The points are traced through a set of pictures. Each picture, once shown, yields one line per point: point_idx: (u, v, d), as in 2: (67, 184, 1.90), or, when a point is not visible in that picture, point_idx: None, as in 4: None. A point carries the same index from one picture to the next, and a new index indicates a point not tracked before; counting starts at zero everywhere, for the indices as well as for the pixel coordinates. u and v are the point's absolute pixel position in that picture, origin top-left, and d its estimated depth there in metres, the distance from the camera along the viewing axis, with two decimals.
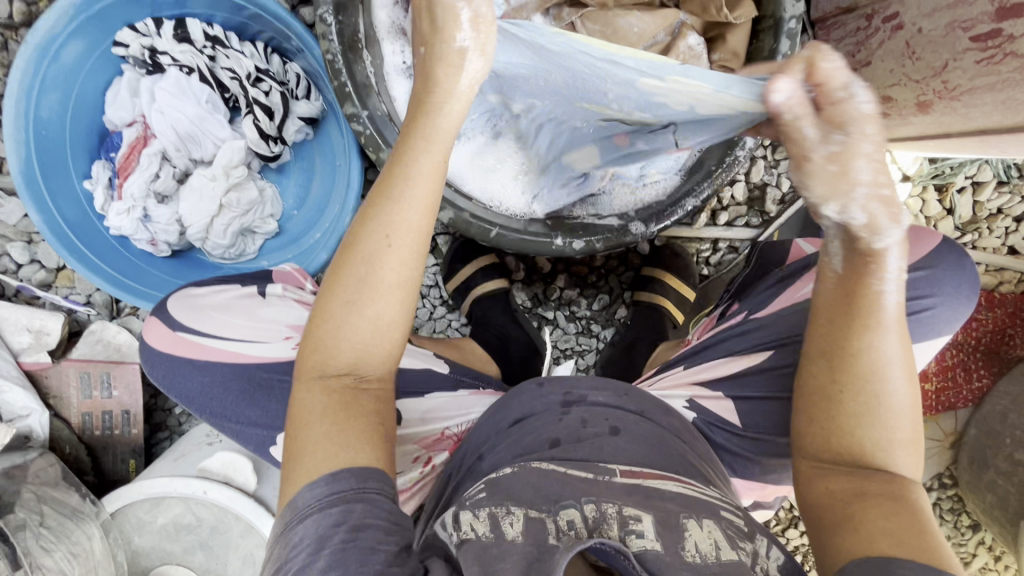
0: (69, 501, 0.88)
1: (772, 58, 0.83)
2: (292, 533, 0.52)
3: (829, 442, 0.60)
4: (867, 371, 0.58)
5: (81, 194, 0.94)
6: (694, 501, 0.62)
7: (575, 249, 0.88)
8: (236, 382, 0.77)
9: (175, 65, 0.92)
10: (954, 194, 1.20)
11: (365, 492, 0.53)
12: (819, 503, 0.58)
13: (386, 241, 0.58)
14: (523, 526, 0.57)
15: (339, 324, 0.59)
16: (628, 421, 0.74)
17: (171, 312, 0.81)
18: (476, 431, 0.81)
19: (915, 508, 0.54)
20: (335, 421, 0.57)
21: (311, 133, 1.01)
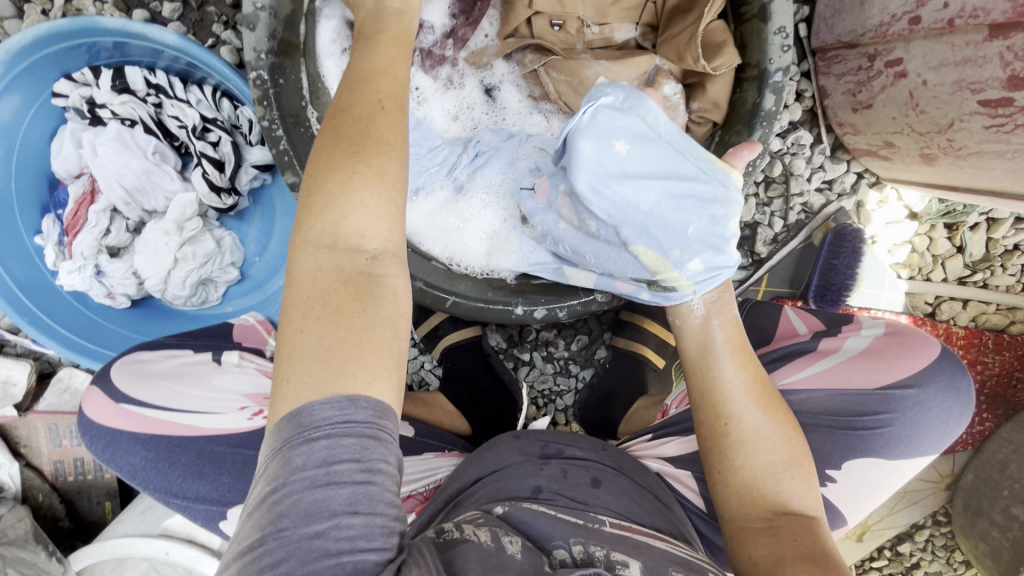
0: (35, 560, 0.89)
1: (755, 115, 0.75)
2: (294, 456, 0.42)
3: (738, 509, 0.63)
4: (743, 439, 0.65)
5: (33, 250, 0.91)
6: (682, 557, 0.61)
7: (535, 317, 0.83)
8: (183, 457, 0.73)
9: (116, 118, 0.87)
10: (966, 231, 1.09)
11: (382, 428, 0.44)
12: (745, 574, 0.59)
13: (381, 106, 0.50)
14: (522, 545, 0.54)
15: (346, 179, 0.47)
16: (606, 474, 0.76)
17: (115, 381, 0.77)
18: (451, 480, 0.79)
19: (831, 566, 0.55)
20: (343, 317, 0.45)
21: (269, 177, 0.96)
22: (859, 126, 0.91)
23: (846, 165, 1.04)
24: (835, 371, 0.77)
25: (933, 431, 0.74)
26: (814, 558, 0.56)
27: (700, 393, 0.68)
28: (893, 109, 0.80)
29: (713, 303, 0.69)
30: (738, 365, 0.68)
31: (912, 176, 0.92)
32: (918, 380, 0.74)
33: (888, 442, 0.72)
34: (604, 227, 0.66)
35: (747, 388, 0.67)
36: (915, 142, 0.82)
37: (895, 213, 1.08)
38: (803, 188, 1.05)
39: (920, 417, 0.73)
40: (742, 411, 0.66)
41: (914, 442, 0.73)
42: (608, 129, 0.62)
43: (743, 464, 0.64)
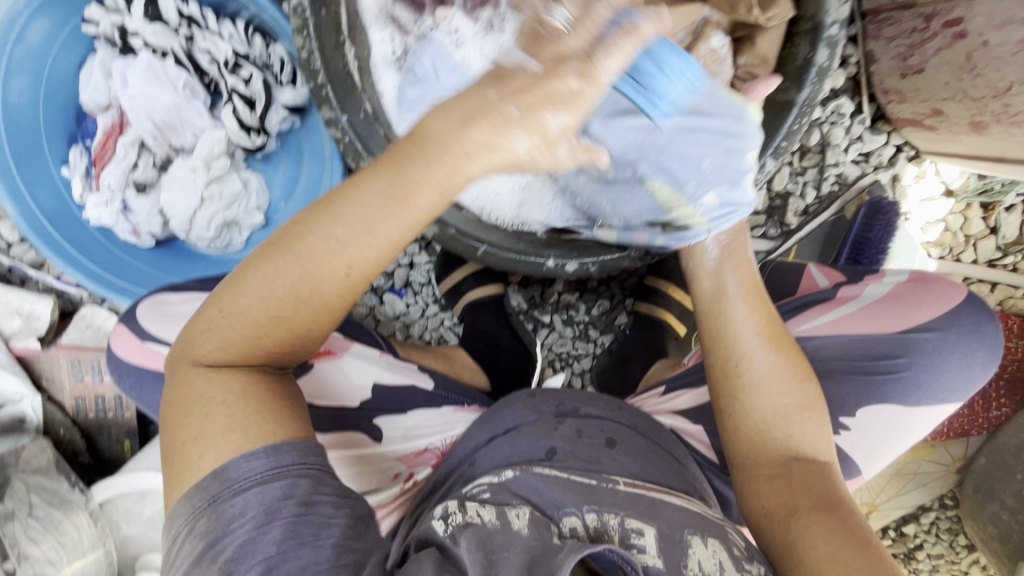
0: (58, 489, 0.89)
1: (807, 70, 0.72)
2: (226, 507, 0.45)
3: (750, 454, 0.63)
4: (755, 382, 0.64)
5: (60, 182, 0.90)
6: (700, 518, 0.59)
7: (567, 271, 0.82)
8: None
9: (147, 48, 0.86)
10: (1002, 212, 1.08)
11: (307, 466, 0.48)
12: (758, 522, 0.60)
13: (363, 232, 0.47)
14: (529, 519, 0.53)
15: (249, 313, 0.49)
16: (624, 436, 0.71)
17: (139, 320, 0.72)
18: (458, 443, 0.75)
19: (843, 514, 0.56)
20: (234, 396, 0.48)
21: (298, 120, 0.95)
22: (907, 93, 0.88)
23: (886, 137, 1.02)
24: (853, 317, 0.75)
25: (954, 381, 0.72)
26: (829, 506, 0.57)
27: (712, 339, 0.68)
28: (947, 73, 0.78)
29: (727, 245, 0.70)
30: (751, 316, 0.67)
31: (956, 148, 0.89)
32: (937, 322, 0.72)
33: (906, 388, 0.71)
34: (620, 166, 0.65)
35: (759, 334, 0.66)
36: (966, 110, 0.79)
37: (931, 189, 1.06)
38: (839, 159, 1.03)
39: (940, 363, 0.71)
40: (757, 355, 0.65)
41: (934, 388, 0.71)
42: (669, 73, 0.55)
43: (756, 411, 0.63)
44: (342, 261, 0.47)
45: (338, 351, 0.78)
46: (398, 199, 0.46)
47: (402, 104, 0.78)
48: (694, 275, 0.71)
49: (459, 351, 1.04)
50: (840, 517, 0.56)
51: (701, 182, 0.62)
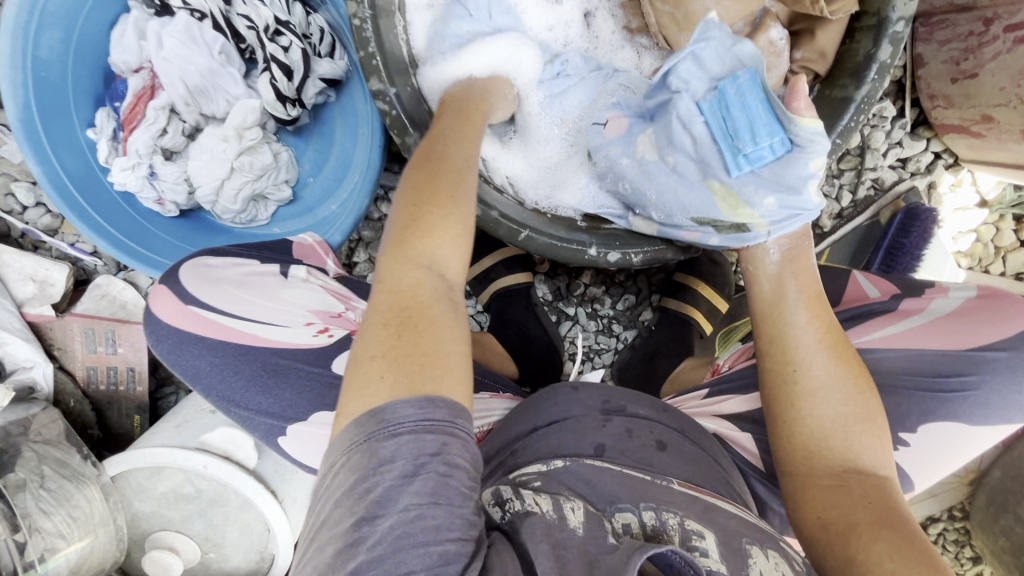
0: (70, 461, 0.87)
1: (868, 66, 0.71)
2: (380, 448, 0.41)
3: (803, 462, 0.58)
4: (815, 389, 0.60)
5: (85, 144, 0.87)
6: (755, 527, 0.54)
7: (609, 261, 0.78)
8: (248, 366, 0.67)
9: (185, 8, 0.83)
10: None
11: (456, 427, 0.42)
12: (812, 536, 0.54)
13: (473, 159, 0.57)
14: (586, 518, 0.48)
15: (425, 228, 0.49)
16: (673, 438, 0.65)
17: (182, 281, 0.71)
18: (494, 437, 0.68)
19: (910, 532, 0.50)
20: (411, 320, 0.45)
21: (333, 94, 0.93)
22: (955, 98, 0.87)
23: (926, 143, 1.01)
24: (919, 329, 0.73)
25: (1021, 401, 0.70)
26: (892, 524, 0.50)
27: (767, 338, 0.66)
28: (1003, 78, 0.77)
29: (788, 250, 0.70)
30: (814, 316, 0.65)
31: (1001, 156, 0.88)
32: (1010, 342, 0.70)
33: (974, 405, 0.69)
34: (684, 159, 0.68)
35: (820, 339, 0.63)
36: (1019, 117, 0.78)
37: (965, 198, 1.06)
38: (877, 163, 1.02)
39: (1010, 382, 0.69)
40: (812, 359, 0.62)
41: (999, 407, 0.69)
42: (710, 65, 0.67)
43: (809, 419, 0.59)
44: (457, 163, 0.56)
45: None
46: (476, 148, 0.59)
47: (444, 39, 0.74)
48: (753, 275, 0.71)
49: (489, 337, 1.02)
50: (907, 538, 0.49)
51: (762, 183, 0.65)
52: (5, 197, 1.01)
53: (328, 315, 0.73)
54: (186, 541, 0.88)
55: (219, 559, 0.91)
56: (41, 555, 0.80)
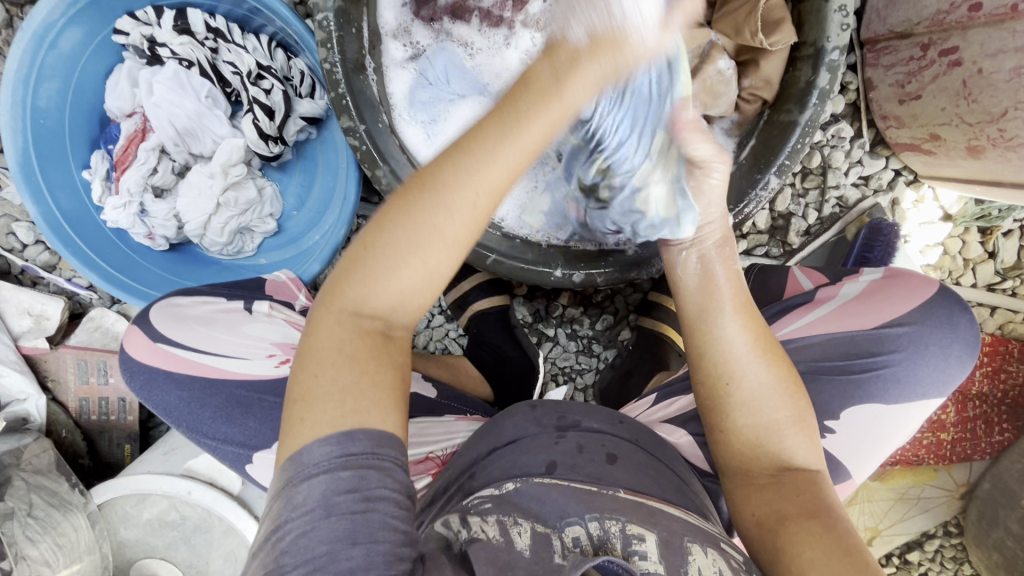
0: (59, 489, 0.89)
1: (808, 92, 0.75)
2: (296, 491, 0.45)
3: (741, 468, 0.63)
4: (746, 399, 0.62)
5: (80, 184, 0.93)
6: (698, 529, 0.59)
7: (574, 282, 0.83)
8: (213, 399, 0.69)
9: (174, 58, 0.88)
10: (999, 237, 1.09)
11: (378, 458, 0.46)
12: (749, 531, 0.59)
13: (471, 193, 0.48)
14: (531, 541, 0.53)
15: (389, 267, 0.48)
16: (624, 449, 0.71)
17: (152, 322, 0.73)
18: (460, 455, 0.74)
19: (836, 522, 0.56)
20: (361, 371, 0.48)
21: (314, 132, 0.98)
22: (904, 119, 0.92)
23: (885, 161, 1.05)
24: (833, 315, 0.76)
25: (933, 373, 0.72)
26: (818, 514, 0.56)
27: (696, 348, 0.66)
28: (943, 99, 0.81)
29: (713, 251, 0.70)
30: (746, 327, 0.65)
31: (954, 172, 0.91)
32: (910, 318, 0.74)
33: (888, 382, 0.71)
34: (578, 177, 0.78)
35: (750, 347, 0.64)
36: (963, 135, 0.82)
37: (929, 213, 1.09)
38: (840, 181, 1.05)
39: (918, 356, 0.72)
40: (746, 367, 0.63)
41: (914, 382, 0.72)
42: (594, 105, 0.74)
43: (745, 425, 0.63)
44: (472, 195, 0.48)
45: None
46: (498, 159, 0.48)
47: (413, 106, 0.85)
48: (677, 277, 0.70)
49: (463, 358, 1.03)
50: (833, 527, 0.55)
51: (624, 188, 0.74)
52: (6, 236, 1.06)
53: (290, 345, 0.74)
54: (171, 568, 0.90)
55: None
56: None
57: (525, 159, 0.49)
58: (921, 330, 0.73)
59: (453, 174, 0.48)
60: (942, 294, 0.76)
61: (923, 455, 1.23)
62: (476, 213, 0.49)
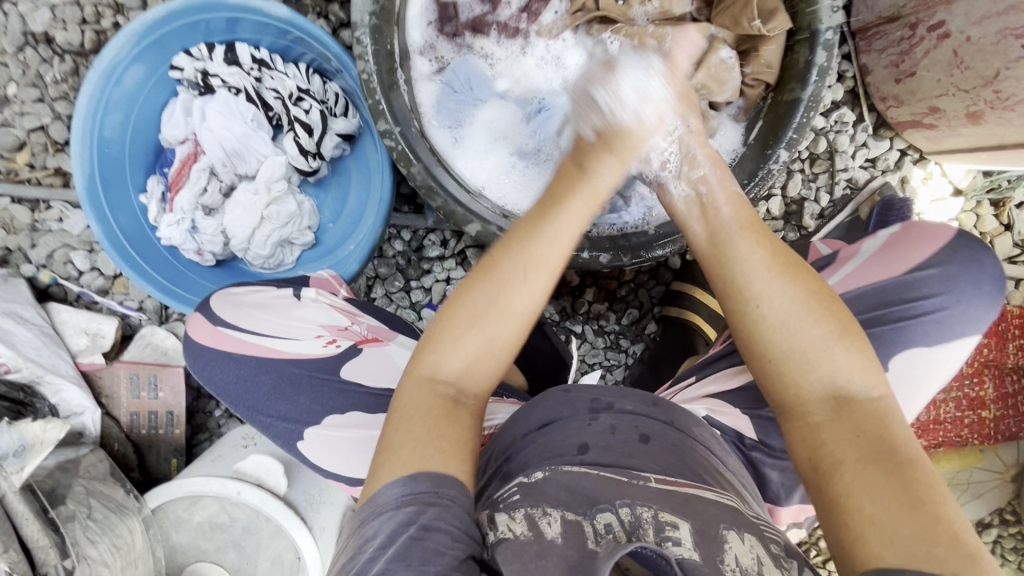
0: (115, 495, 0.93)
1: (808, 69, 0.81)
2: (367, 526, 0.53)
3: (792, 409, 0.64)
4: (781, 325, 0.64)
5: (137, 206, 1.01)
6: (737, 516, 0.62)
7: (601, 263, 0.88)
8: (269, 377, 0.74)
9: (225, 86, 0.98)
10: (1013, 209, 1.12)
11: (440, 496, 0.53)
12: (806, 477, 0.61)
13: (523, 272, 0.63)
14: (562, 528, 0.56)
15: (455, 338, 0.62)
16: (659, 431, 0.73)
17: (212, 309, 0.78)
18: (502, 435, 0.78)
19: (901, 462, 0.56)
20: (433, 426, 0.58)
21: (348, 148, 1.05)
22: (902, 97, 0.97)
23: (889, 142, 1.09)
24: (860, 271, 0.80)
25: (967, 307, 0.76)
26: (881, 460, 0.57)
27: (720, 280, 0.68)
28: (937, 70, 0.86)
29: (712, 173, 0.72)
30: (756, 245, 0.67)
31: (957, 143, 0.96)
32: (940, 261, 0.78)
33: (928, 325, 0.75)
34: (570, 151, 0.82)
35: (768, 265, 0.66)
36: (960, 102, 0.86)
37: (940, 189, 1.12)
38: (847, 163, 1.10)
39: (953, 295, 0.76)
40: (770, 291, 0.65)
41: (952, 321, 0.75)
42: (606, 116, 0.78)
43: (784, 359, 0.64)
44: (527, 273, 0.63)
45: (385, 339, 0.80)
46: (540, 248, 0.64)
47: (440, 113, 0.92)
48: (686, 224, 0.72)
49: None
50: (896, 472, 0.55)
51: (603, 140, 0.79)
52: (65, 264, 1.14)
53: (337, 328, 0.79)
54: (221, 572, 0.92)
55: None
56: None
57: (568, 248, 0.66)
58: (950, 270, 0.77)
59: (504, 257, 0.64)
60: (962, 235, 0.80)
61: (966, 436, 1.19)
62: (522, 297, 0.63)
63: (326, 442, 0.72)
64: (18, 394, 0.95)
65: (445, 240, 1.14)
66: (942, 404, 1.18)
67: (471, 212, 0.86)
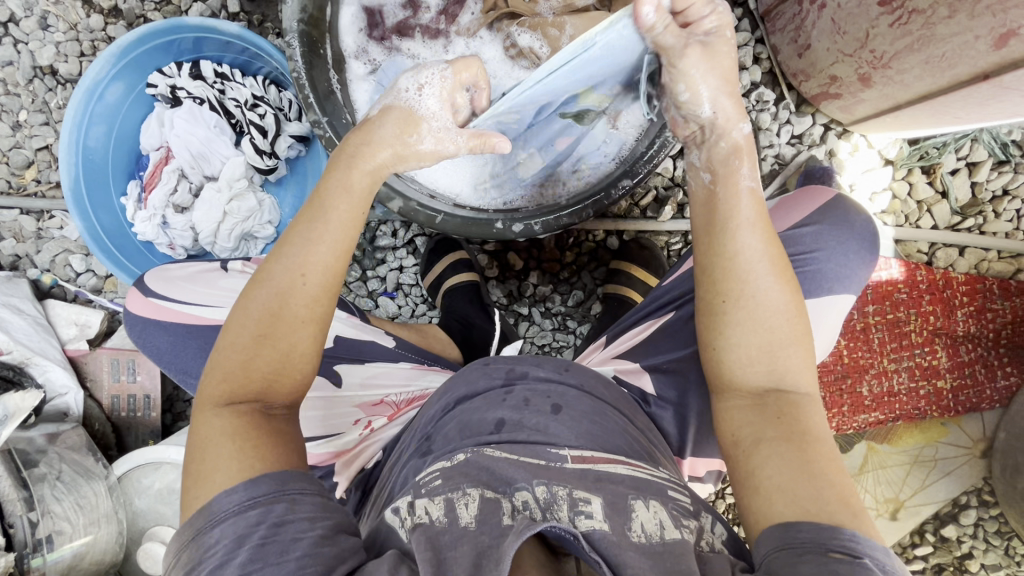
0: (84, 462, 1.02)
1: None
2: (206, 537, 0.51)
3: (726, 391, 0.67)
4: (748, 312, 0.65)
5: (118, 207, 1.14)
6: (643, 483, 0.60)
7: (514, 231, 0.98)
8: (195, 340, 0.82)
9: (190, 97, 1.11)
10: (945, 175, 1.13)
11: (286, 493, 0.53)
12: (727, 452, 0.65)
13: (301, 279, 0.62)
14: (479, 511, 0.52)
15: (247, 355, 0.61)
16: (569, 397, 0.69)
17: (146, 282, 0.87)
18: (420, 416, 0.74)
19: (811, 446, 0.60)
20: (244, 438, 0.57)
21: (303, 149, 1.17)
22: (808, 70, 1.01)
23: (812, 117, 1.13)
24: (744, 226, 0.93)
25: (845, 232, 0.85)
26: (794, 437, 0.61)
27: (708, 270, 0.67)
28: (824, 39, 0.91)
29: (744, 143, 0.68)
30: (758, 242, 0.66)
31: (865, 109, 1.00)
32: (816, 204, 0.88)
33: (807, 244, 0.84)
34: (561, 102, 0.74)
35: (767, 265, 0.65)
36: (851, 67, 0.91)
37: (868, 160, 1.14)
38: (773, 141, 1.14)
39: (826, 222, 0.86)
40: (755, 277, 0.65)
41: (828, 242, 0.84)
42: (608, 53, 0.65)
43: (739, 343, 0.66)
44: (306, 275, 0.62)
45: None
46: (317, 233, 0.63)
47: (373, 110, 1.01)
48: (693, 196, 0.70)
49: (434, 328, 1.12)
50: (803, 449, 0.60)
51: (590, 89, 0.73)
52: (65, 267, 1.27)
53: None
54: (177, 534, 0.98)
55: None
56: (48, 536, 0.91)
57: (326, 251, 0.63)
58: (826, 213, 0.87)
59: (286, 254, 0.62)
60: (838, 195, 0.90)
61: (924, 408, 1.17)
62: (307, 290, 0.62)
63: None
64: (8, 372, 1.07)
65: (395, 231, 1.22)
66: (894, 374, 1.17)
67: (393, 189, 0.95)
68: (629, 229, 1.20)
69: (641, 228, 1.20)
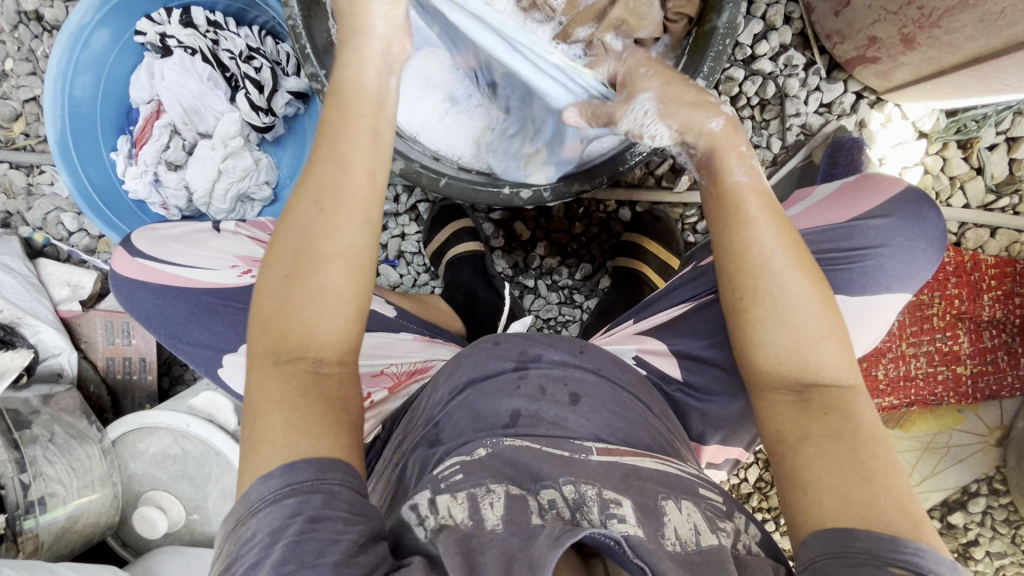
0: (78, 425, 1.00)
1: None
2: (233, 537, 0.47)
3: (763, 389, 0.62)
4: (786, 311, 0.61)
5: (108, 162, 1.10)
6: (673, 480, 0.57)
7: (523, 197, 0.91)
8: (185, 304, 0.79)
9: (181, 47, 1.04)
10: (982, 150, 1.07)
11: (325, 483, 0.48)
12: (767, 448, 0.61)
13: (320, 207, 0.58)
14: (505, 511, 0.48)
15: (289, 310, 0.56)
16: (586, 384, 0.65)
17: (135, 243, 0.83)
18: (425, 400, 0.69)
19: (856, 444, 0.56)
20: (294, 405, 0.52)
21: (302, 107, 1.10)
22: (844, 31, 0.94)
23: (843, 84, 1.06)
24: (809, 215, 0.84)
25: (909, 226, 0.79)
26: (840, 436, 0.57)
27: (730, 273, 0.64)
28: None
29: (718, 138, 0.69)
30: (778, 241, 0.63)
31: (904, 75, 0.92)
32: (883, 201, 0.81)
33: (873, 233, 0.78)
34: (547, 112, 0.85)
35: (785, 257, 0.62)
36: (894, 27, 0.84)
37: (901, 132, 1.07)
38: (800, 109, 1.07)
39: (893, 209, 0.80)
40: (785, 278, 0.62)
41: (889, 231, 0.78)
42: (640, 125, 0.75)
43: (775, 346, 0.61)
44: (327, 204, 0.58)
45: None
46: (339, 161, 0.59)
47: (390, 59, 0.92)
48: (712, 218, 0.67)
49: (436, 298, 1.10)
50: (850, 448, 0.56)
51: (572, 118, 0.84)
52: (56, 226, 1.23)
53: (252, 259, 0.83)
54: (172, 499, 0.96)
55: (202, 521, 0.97)
56: (41, 497, 0.90)
57: (366, 167, 0.60)
58: (896, 207, 0.80)
59: (321, 180, 0.59)
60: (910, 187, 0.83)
61: (940, 393, 1.13)
62: (346, 211, 0.58)
63: (239, 368, 0.77)
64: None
65: (398, 196, 1.17)
66: (912, 358, 1.13)
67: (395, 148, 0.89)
68: (645, 201, 1.15)
69: (657, 199, 1.14)
